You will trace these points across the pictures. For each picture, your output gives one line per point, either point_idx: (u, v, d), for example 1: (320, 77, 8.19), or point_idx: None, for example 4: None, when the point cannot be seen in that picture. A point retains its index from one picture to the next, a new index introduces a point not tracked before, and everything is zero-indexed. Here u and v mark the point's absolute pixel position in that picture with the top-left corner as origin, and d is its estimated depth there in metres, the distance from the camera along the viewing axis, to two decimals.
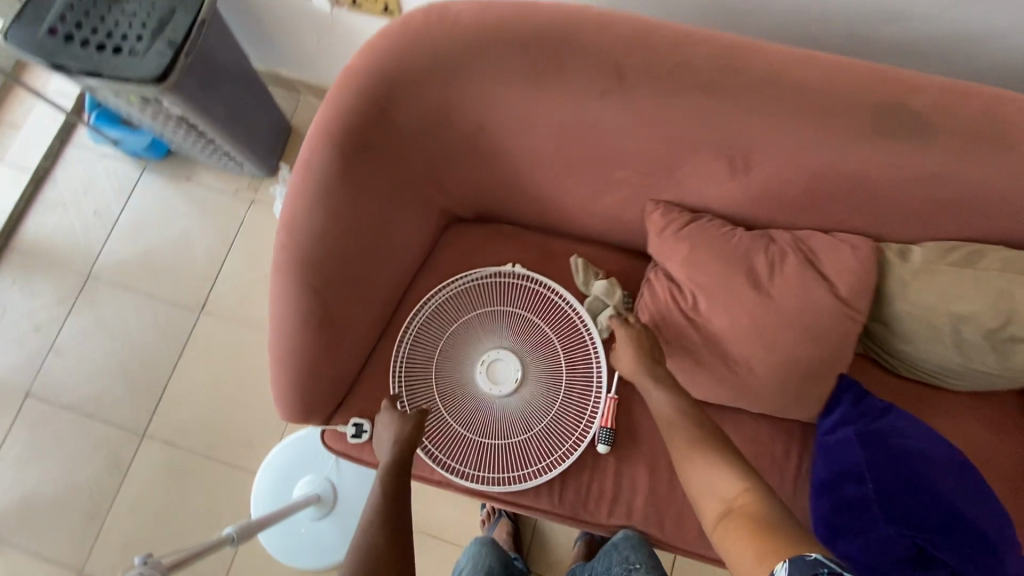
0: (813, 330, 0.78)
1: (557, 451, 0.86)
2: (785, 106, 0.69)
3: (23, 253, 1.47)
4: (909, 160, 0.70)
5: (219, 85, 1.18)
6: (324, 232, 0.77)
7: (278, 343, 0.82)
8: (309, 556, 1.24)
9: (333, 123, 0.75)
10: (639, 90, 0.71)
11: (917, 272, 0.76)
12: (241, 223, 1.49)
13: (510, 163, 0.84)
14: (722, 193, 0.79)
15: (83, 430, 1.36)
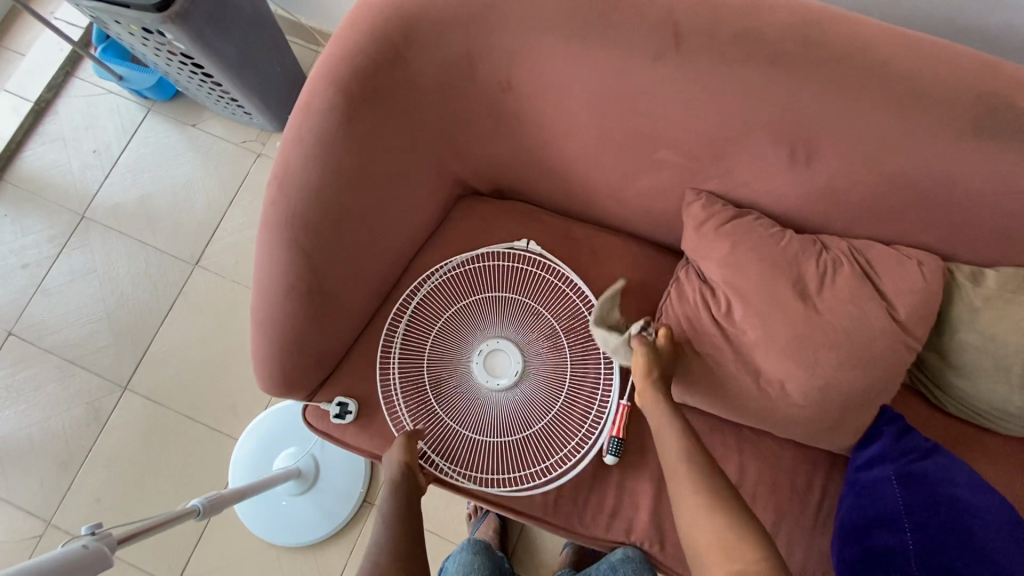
0: (861, 354, 0.68)
1: (555, 455, 0.77)
2: (865, 90, 0.59)
3: (17, 186, 1.41)
4: (1003, 167, 0.60)
5: (230, 24, 1.09)
6: (320, 189, 0.69)
7: (261, 307, 0.74)
8: (284, 532, 1.18)
9: (340, 64, 0.66)
10: (694, 57, 0.61)
11: (990, 299, 0.66)
12: (245, 176, 1.41)
13: (536, 131, 0.74)
14: (773, 188, 0.69)
15: (64, 376, 1.30)
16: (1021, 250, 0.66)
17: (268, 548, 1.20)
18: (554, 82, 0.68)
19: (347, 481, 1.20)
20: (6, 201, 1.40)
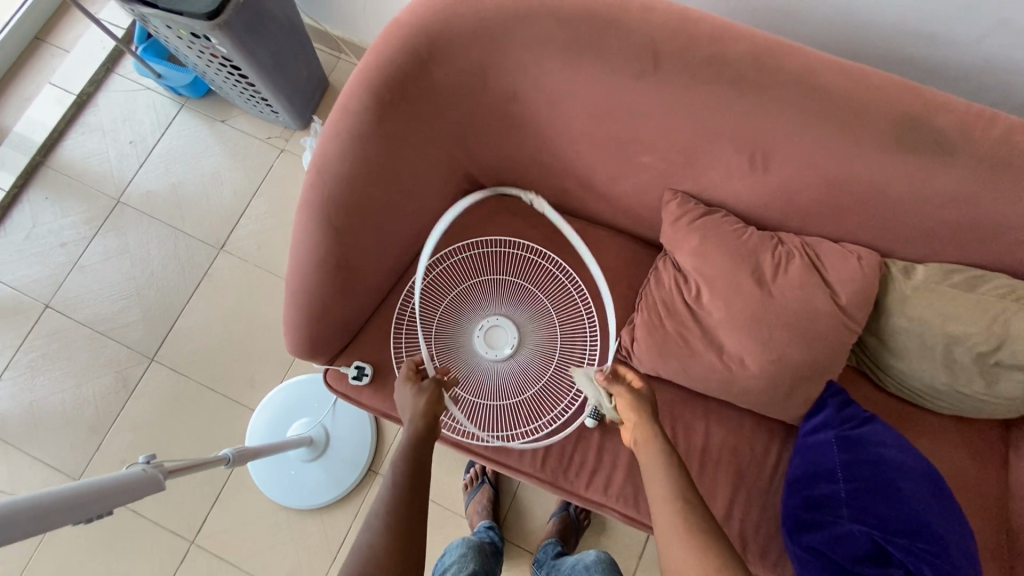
0: (809, 333, 0.80)
1: (545, 416, 0.90)
2: (812, 108, 0.71)
3: (58, 171, 1.52)
4: (925, 176, 0.71)
5: (265, 32, 1.21)
6: (351, 176, 0.80)
7: (295, 278, 0.85)
8: (295, 496, 1.29)
9: (374, 71, 0.77)
10: (671, 76, 0.73)
11: (917, 289, 0.78)
12: (269, 169, 1.52)
13: (537, 135, 0.86)
14: (737, 189, 0.81)
15: (96, 347, 1.41)
16: (948, 248, 0.77)
17: (278, 510, 1.31)
18: (555, 93, 0.79)
19: (355, 451, 1.31)
20: (48, 185, 1.51)
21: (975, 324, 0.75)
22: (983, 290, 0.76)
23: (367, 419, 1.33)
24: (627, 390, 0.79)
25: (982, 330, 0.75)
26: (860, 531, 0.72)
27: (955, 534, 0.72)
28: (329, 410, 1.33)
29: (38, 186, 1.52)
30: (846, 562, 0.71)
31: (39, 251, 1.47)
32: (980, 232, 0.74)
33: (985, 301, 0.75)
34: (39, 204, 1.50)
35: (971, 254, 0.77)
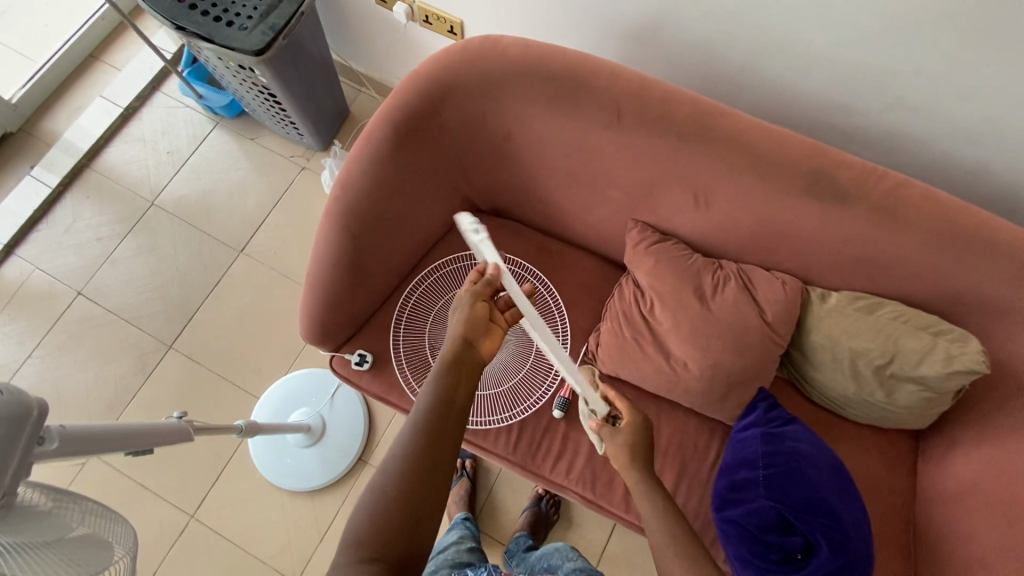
0: (741, 343, 0.96)
1: (518, 407, 1.05)
2: (742, 160, 0.89)
3: (101, 174, 1.70)
4: (830, 219, 0.89)
5: (301, 66, 1.40)
6: (369, 192, 0.98)
7: (314, 275, 1.01)
8: (290, 479, 1.41)
9: (395, 108, 0.95)
10: (632, 128, 0.91)
11: (829, 311, 0.95)
12: (290, 184, 1.70)
13: (524, 168, 1.04)
14: (686, 222, 0.99)
15: (120, 332, 1.56)
16: (854, 279, 0.95)
17: (274, 492, 1.42)
18: (541, 135, 0.98)
19: (348, 441, 1.43)
20: (91, 186, 1.69)
21: (873, 341, 0.92)
22: (880, 314, 0.93)
23: (361, 412, 1.46)
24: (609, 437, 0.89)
25: (879, 345, 0.92)
26: (770, 506, 0.87)
27: (851, 514, 0.86)
28: (328, 402, 1.47)
29: (81, 186, 1.69)
30: (757, 530, 0.86)
31: (76, 244, 1.63)
32: (877, 266, 0.92)
33: (880, 323, 0.92)
34: (80, 202, 1.67)
35: (872, 284, 0.94)
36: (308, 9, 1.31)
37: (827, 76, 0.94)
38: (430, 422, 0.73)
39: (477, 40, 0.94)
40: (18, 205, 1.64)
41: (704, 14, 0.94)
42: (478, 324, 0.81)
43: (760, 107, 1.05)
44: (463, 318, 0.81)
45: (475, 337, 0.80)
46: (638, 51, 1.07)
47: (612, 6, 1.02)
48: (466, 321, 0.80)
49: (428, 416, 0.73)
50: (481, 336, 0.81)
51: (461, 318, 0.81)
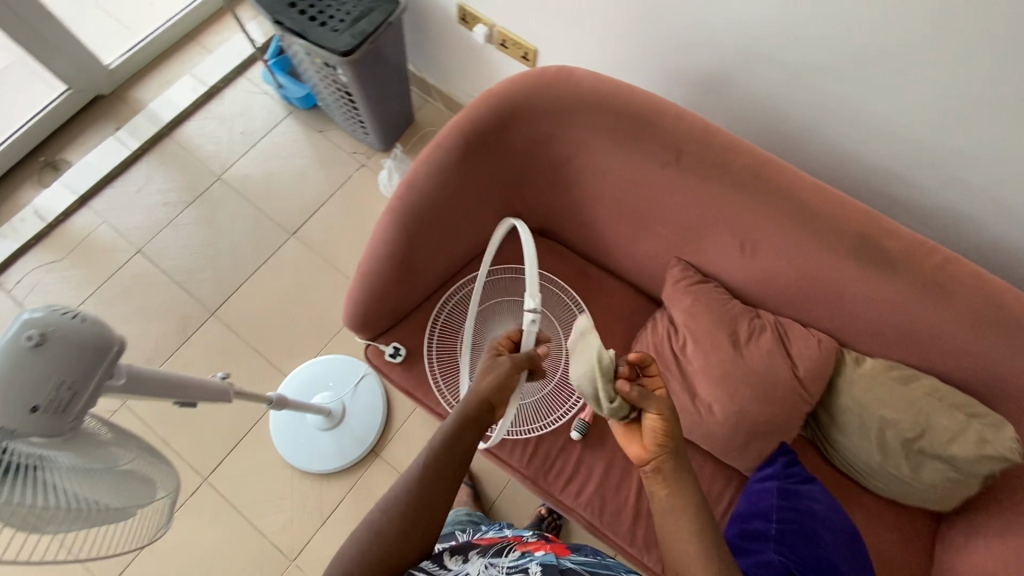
0: (769, 395, 0.96)
1: (537, 423, 1.08)
2: (793, 214, 0.91)
3: (178, 144, 1.81)
4: (875, 284, 0.90)
5: (379, 71, 1.49)
6: (430, 195, 1.03)
7: (365, 265, 1.06)
8: (303, 458, 1.44)
9: (467, 120, 1.01)
10: (689, 169, 0.95)
11: (863, 376, 0.95)
12: (348, 178, 1.78)
13: (579, 193, 1.08)
14: (729, 267, 1.01)
15: (170, 293, 1.64)
16: (891, 348, 0.95)
17: (285, 469, 1.45)
18: (600, 165, 1.02)
19: (364, 430, 1.47)
20: (167, 154, 1.80)
21: (904, 413, 0.92)
22: (915, 387, 0.92)
23: (381, 405, 1.50)
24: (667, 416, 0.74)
25: (909, 418, 0.91)
26: (781, 559, 0.84)
27: None
28: (350, 390, 1.51)
29: (158, 153, 1.80)
30: None
31: (144, 205, 1.74)
32: (917, 338, 0.92)
33: (914, 395, 0.92)
34: (155, 167, 1.79)
35: (909, 356, 0.94)
36: (396, 20, 1.40)
37: (888, 147, 0.96)
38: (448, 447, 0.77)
39: (553, 68, 0.99)
40: (98, 162, 1.76)
41: (773, 72, 0.98)
42: (508, 390, 0.81)
43: (816, 168, 1.07)
44: (495, 381, 0.80)
45: (499, 401, 0.80)
46: (704, 98, 1.11)
47: (684, 54, 1.07)
48: (498, 383, 0.80)
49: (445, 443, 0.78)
50: (503, 402, 0.82)
51: (492, 379, 0.80)
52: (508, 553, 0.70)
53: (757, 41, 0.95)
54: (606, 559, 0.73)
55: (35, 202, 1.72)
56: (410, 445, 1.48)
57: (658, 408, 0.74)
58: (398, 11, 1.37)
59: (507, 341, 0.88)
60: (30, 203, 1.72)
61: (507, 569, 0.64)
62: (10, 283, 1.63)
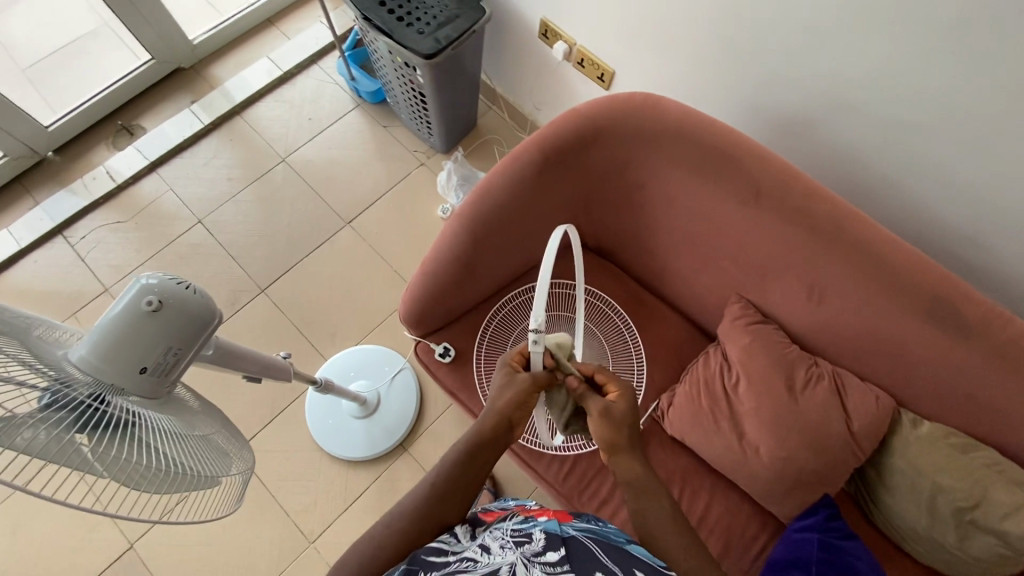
0: (820, 445, 0.95)
1: (576, 441, 1.09)
2: (867, 267, 0.91)
3: (248, 123, 1.87)
4: (944, 347, 0.89)
5: (455, 76, 1.52)
6: (503, 204, 1.05)
7: (429, 264, 1.08)
8: (333, 443, 1.46)
9: (549, 136, 1.03)
10: (766, 209, 0.95)
11: (919, 438, 0.93)
12: (406, 175, 1.82)
13: (647, 219, 1.09)
14: (792, 311, 1.01)
15: (224, 265, 1.69)
16: (952, 414, 0.93)
17: (314, 451, 1.48)
18: (674, 194, 1.03)
19: (395, 424, 1.49)
20: (237, 131, 1.86)
21: (960, 482, 0.89)
22: (974, 457, 0.90)
23: (414, 401, 1.52)
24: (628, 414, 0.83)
25: (965, 488, 0.89)
26: None
27: None
28: (387, 382, 1.53)
29: (229, 130, 1.86)
30: None
31: (210, 178, 1.80)
32: (981, 408, 0.90)
33: (972, 465, 0.89)
34: (224, 142, 1.85)
35: (971, 425, 0.92)
36: (479, 29, 1.43)
37: (972, 210, 0.95)
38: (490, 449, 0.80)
39: (640, 95, 1.01)
40: (172, 132, 1.83)
41: (861, 123, 0.98)
42: (527, 408, 0.85)
43: (891, 222, 1.06)
44: (516, 399, 0.83)
45: (518, 418, 0.84)
46: (783, 138, 1.11)
47: (769, 95, 1.07)
48: (517, 402, 0.83)
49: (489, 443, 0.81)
50: (522, 417, 0.85)
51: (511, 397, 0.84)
52: (513, 520, 0.70)
53: (850, 91, 0.95)
54: (608, 527, 0.71)
55: (108, 163, 1.79)
56: (438, 444, 1.49)
57: (597, 412, 0.80)
58: (483, 19, 1.40)
59: (518, 356, 0.88)
60: (104, 163, 1.79)
61: (509, 533, 0.64)
62: (76, 238, 1.70)
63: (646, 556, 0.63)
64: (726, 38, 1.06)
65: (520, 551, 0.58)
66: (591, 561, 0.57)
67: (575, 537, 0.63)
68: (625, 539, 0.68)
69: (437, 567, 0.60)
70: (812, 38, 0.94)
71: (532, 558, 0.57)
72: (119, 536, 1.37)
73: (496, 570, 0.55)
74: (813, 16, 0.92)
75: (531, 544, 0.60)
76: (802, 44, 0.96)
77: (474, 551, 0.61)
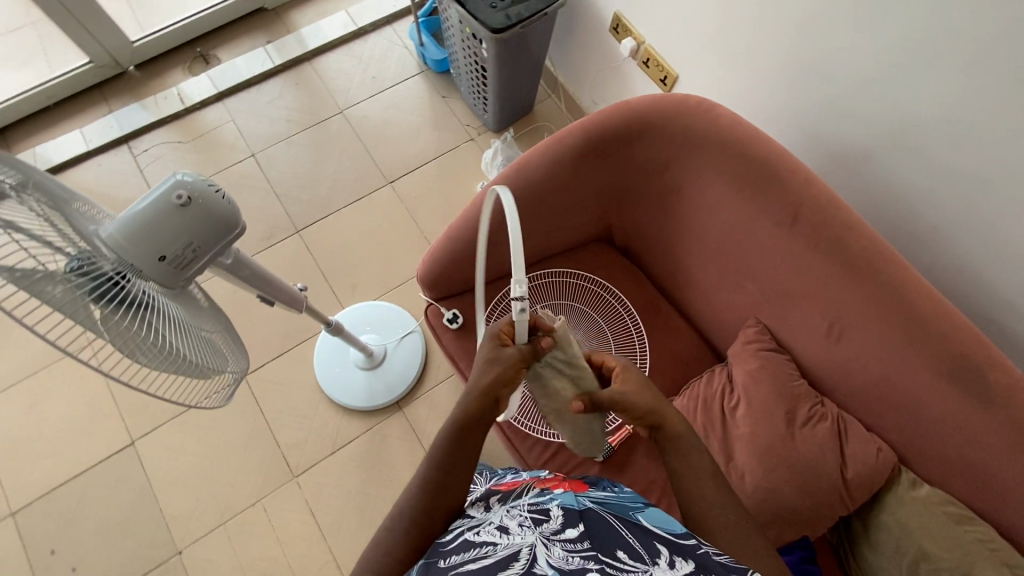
0: (808, 485, 0.91)
1: (561, 430, 1.09)
2: (895, 313, 0.87)
3: (315, 71, 1.94)
4: (960, 410, 0.85)
5: (521, 56, 1.53)
6: (538, 184, 1.06)
7: (455, 229, 1.10)
8: (332, 387, 1.50)
9: (596, 124, 1.03)
10: (800, 235, 0.93)
11: (915, 499, 0.89)
12: (454, 147, 1.84)
13: (679, 226, 1.08)
14: (808, 345, 0.99)
15: (267, 201, 1.76)
16: (956, 483, 0.89)
17: (314, 392, 1.52)
18: (711, 204, 1.02)
19: (395, 382, 1.51)
20: (303, 77, 1.93)
21: (948, 551, 0.85)
22: (971, 530, 0.85)
23: (418, 363, 1.54)
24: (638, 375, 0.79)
25: (952, 559, 0.84)
26: None
27: None
28: (396, 341, 1.56)
29: (296, 74, 1.93)
30: None
31: (270, 116, 1.87)
32: (988, 481, 0.85)
33: (966, 537, 0.84)
34: (289, 85, 1.91)
35: (975, 499, 0.87)
36: (552, 13, 1.43)
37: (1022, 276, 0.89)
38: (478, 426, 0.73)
39: (695, 99, 0.99)
40: (244, 67, 1.91)
41: (919, 166, 0.94)
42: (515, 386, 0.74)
43: (933, 276, 1.01)
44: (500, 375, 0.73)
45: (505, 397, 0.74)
46: (836, 171, 1.07)
47: (829, 122, 1.04)
48: (505, 377, 0.73)
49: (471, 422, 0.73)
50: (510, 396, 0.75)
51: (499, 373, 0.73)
52: (527, 496, 0.67)
53: (915, 130, 0.91)
54: (625, 495, 0.70)
55: (181, 85, 1.89)
56: (432, 410, 1.51)
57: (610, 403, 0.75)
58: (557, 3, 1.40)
59: (509, 330, 0.76)
60: (177, 85, 1.89)
61: (525, 510, 0.60)
62: (139, 149, 1.80)
63: (665, 521, 0.62)
64: (796, 57, 1.03)
65: (539, 530, 0.55)
66: (611, 536, 0.55)
67: (593, 509, 0.60)
68: (640, 505, 0.66)
69: (455, 553, 0.56)
70: (885, 69, 0.91)
71: (551, 537, 0.53)
72: (124, 431, 1.45)
73: (517, 552, 0.50)
74: (891, 46, 0.88)
75: (549, 522, 0.57)
76: (873, 74, 0.93)
77: (490, 532, 0.57)
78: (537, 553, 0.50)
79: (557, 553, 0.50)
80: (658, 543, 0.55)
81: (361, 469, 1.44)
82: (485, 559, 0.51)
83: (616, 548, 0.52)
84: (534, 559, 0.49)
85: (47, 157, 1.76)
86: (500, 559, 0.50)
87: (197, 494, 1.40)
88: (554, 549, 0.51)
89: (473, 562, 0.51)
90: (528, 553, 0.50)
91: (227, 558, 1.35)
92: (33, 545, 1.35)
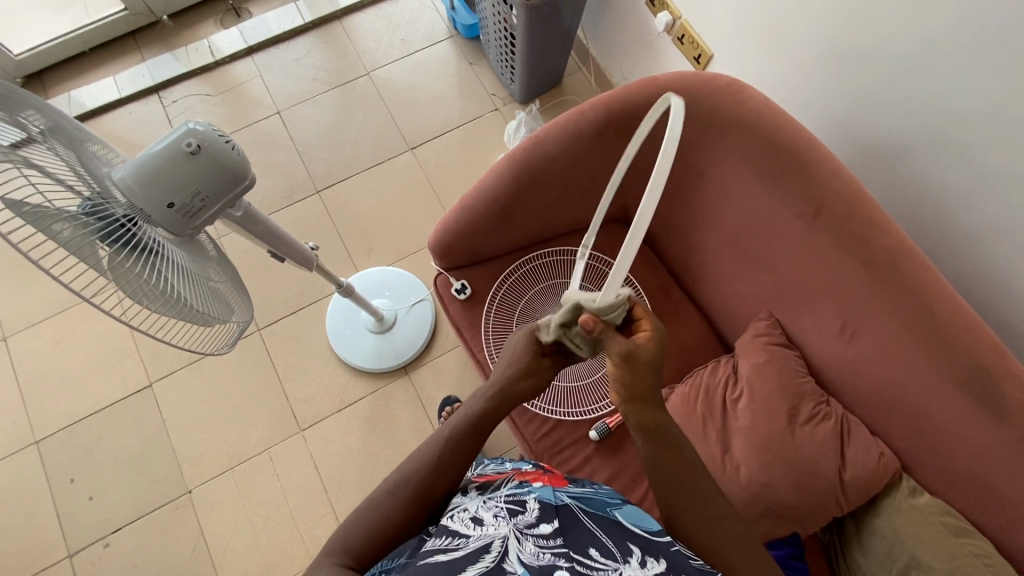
0: (803, 484, 0.90)
1: (563, 407, 1.09)
2: (911, 317, 0.85)
3: (343, 30, 1.91)
4: (967, 421, 0.82)
5: (553, 26, 1.48)
6: (556, 157, 1.04)
7: (469, 198, 1.08)
8: (342, 348, 1.52)
9: (619, 100, 1.00)
10: (822, 229, 0.90)
11: (913, 507, 0.88)
12: (479, 116, 1.81)
13: (697, 211, 1.06)
14: (819, 342, 0.97)
15: (289, 159, 1.77)
16: (958, 496, 0.87)
17: (323, 350, 1.54)
18: (733, 190, 0.99)
19: (403, 347, 1.53)
20: (331, 36, 1.90)
21: (941, 563, 0.83)
22: (967, 544, 0.83)
23: (426, 331, 1.56)
24: (622, 360, 0.68)
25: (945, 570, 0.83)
26: None
27: None
28: (406, 307, 1.58)
29: (325, 33, 1.91)
30: None
31: (297, 75, 1.86)
32: (989, 495, 0.83)
33: (962, 550, 0.83)
34: (317, 44, 1.89)
35: (975, 513, 0.86)
36: None
37: None
38: (483, 417, 0.75)
39: (726, 79, 0.96)
40: (274, 22, 1.90)
41: (958, 166, 0.88)
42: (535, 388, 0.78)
43: (960, 282, 0.97)
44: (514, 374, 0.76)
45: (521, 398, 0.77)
46: (869, 165, 1.02)
47: (868, 114, 0.98)
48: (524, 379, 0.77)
49: (480, 413, 0.75)
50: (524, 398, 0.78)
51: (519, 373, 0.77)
52: (506, 488, 0.67)
53: (959, 129, 0.86)
54: (603, 492, 0.71)
55: (212, 38, 1.89)
56: (438, 378, 1.53)
57: (614, 355, 0.68)
58: None
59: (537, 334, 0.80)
60: (208, 37, 1.89)
61: (502, 501, 0.61)
62: (168, 100, 1.82)
63: (639, 519, 0.62)
64: (838, 41, 0.97)
65: (513, 523, 0.56)
66: (584, 532, 0.56)
67: (569, 504, 0.61)
68: (618, 501, 0.67)
69: (429, 541, 0.57)
70: (933, 59, 0.85)
71: (524, 531, 0.54)
72: (143, 374, 1.51)
73: (489, 545, 0.52)
74: (943, 30, 0.82)
75: (524, 515, 0.57)
76: (921, 64, 0.87)
77: (464, 524, 0.58)
78: (509, 546, 0.51)
79: (528, 548, 0.51)
80: (629, 541, 0.56)
81: (364, 429, 1.47)
82: (456, 550, 0.52)
83: (586, 545, 0.53)
84: (504, 552, 0.50)
85: (80, 103, 1.79)
86: (472, 551, 0.51)
87: (207, 439, 1.46)
88: (525, 545, 0.52)
89: (444, 553, 0.52)
90: (500, 546, 0.51)
91: (233, 502, 1.41)
92: (56, 472, 1.43)
